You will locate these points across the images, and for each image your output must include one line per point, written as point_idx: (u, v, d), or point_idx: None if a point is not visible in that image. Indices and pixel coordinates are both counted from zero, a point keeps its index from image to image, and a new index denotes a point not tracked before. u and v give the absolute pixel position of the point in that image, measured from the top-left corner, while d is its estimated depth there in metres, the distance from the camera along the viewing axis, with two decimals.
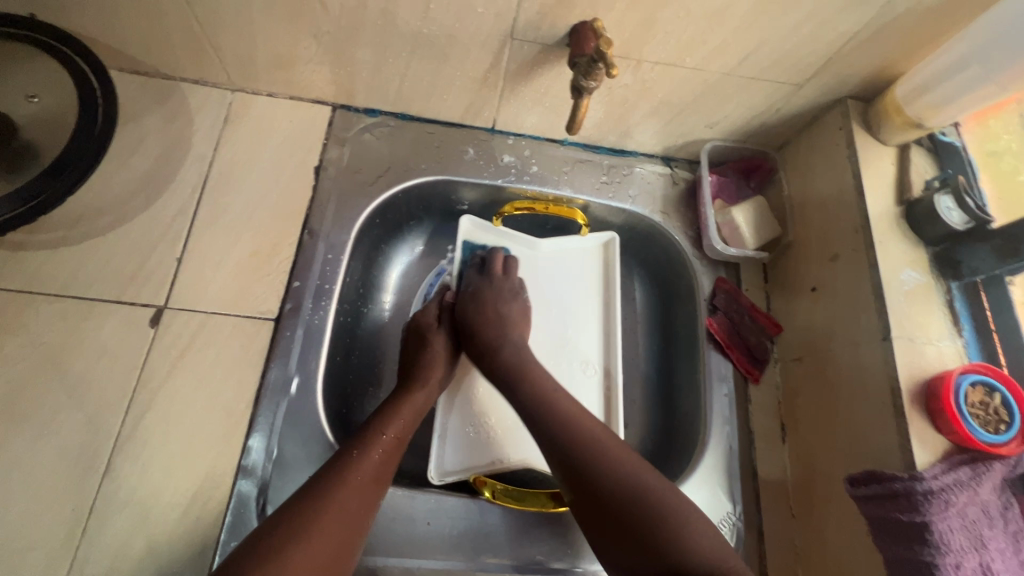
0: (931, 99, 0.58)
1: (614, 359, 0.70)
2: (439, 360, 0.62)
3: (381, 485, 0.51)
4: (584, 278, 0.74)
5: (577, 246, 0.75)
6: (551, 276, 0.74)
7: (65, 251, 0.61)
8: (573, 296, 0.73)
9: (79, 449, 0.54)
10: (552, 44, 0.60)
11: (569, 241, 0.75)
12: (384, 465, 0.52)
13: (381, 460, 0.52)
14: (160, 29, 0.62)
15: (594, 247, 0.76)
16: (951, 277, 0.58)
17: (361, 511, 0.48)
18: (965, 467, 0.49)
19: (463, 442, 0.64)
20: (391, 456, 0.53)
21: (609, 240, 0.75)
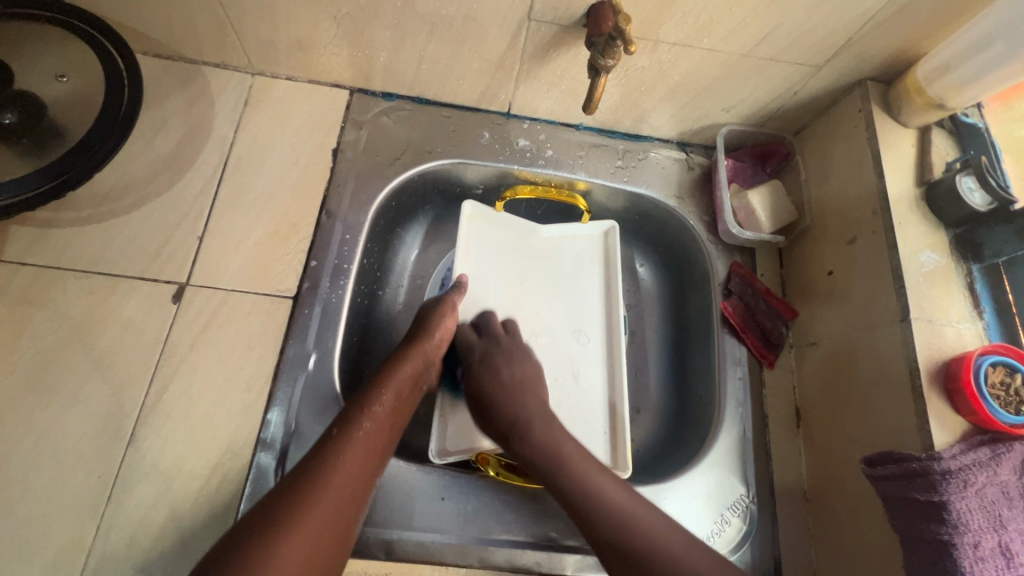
0: (954, 79, 0.57)
1: (616, 336, 0.71)
2: (438, 327, 0.60)
3: (379, 457, 0.50)
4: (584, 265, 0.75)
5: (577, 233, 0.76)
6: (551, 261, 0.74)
7: (91, 228, 0.62)
8: (568, 284, 0.74)
9: (106, 419, 0.55)
10: (569, 25, 0.60)
11: (569, 229, 0.76)
12: (399, 416, 0.54)
13: (375, 431, 0.50)
14: (184, 11, 0.63)
15: (593, 233, 0.76)
16: (972, 259, 0.58)
17: (379, 458, 0.50)
18: (984, 447, 0.48)
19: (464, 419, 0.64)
20: (386, 428, 0.51)
21: (610, 228, 0.75)
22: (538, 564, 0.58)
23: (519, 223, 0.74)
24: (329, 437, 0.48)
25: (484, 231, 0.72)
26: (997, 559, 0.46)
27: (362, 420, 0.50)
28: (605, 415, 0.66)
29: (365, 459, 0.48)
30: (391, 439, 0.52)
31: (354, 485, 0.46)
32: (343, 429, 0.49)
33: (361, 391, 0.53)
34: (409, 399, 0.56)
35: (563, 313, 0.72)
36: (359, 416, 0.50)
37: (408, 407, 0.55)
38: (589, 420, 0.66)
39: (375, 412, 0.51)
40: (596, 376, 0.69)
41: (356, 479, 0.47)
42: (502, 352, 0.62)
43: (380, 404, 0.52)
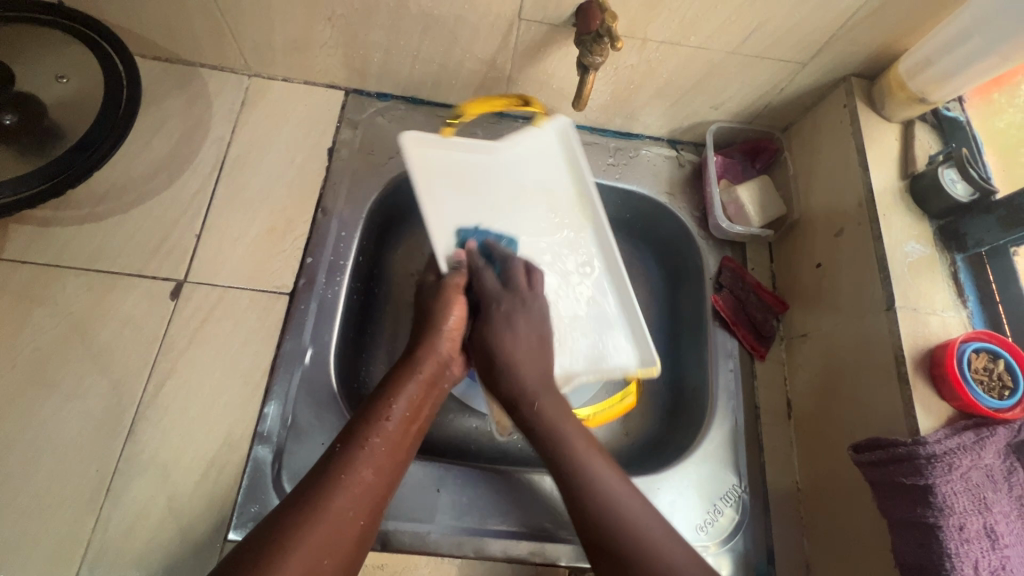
0: (935, 73, 0.58)
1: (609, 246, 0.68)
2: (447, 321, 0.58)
3: (394, 462, 0.50)
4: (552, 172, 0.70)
5: (540, 139, 0.70)
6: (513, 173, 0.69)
7: (90, 227, 0.63)
8: (541, 186, 0.69)
9: (104, 413, 0.56)
10: (558, 24, 0.61)
11: (521, 136, 0.69)
12: (411, 426, 0.53)
13: (389, 438, 0.50)
14: (182, 14, 0.64)
15: (552, 134, 0.70)
16: (956, 250, 0.59)
17: (389, 471, 0.50)
18: (968, 431, 0.49)
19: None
20: (402, 433, 0.51)
21: (563, 125, 0.69)
22: (531, 552, 0.59)
23: (469, 142, 0.67)
24: (333, 454, 0.48)
25: (446, 169, 0.66)
26: (983, 541, 0.47)
27: (369, 435, 0.49)
28: (620, 310, 0.66)
29: (372, 477, 0.48)
30: (403, 452, 0.51)
31: (359, 503, 0.46)
32: (348, 445, 0.49)
33: (372, 401, 0.53)
34: (424, 406, 0.55)
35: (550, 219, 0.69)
36: (365, 432, 0.50)
37: (422, 416, 0.54)
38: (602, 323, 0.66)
39: (384, 426, 0.50)
40: (601, 274, 0.68)
41: (361, 496, 0.47)
42: (522, 312, 0.58)
43: (391, 417, 0.51)
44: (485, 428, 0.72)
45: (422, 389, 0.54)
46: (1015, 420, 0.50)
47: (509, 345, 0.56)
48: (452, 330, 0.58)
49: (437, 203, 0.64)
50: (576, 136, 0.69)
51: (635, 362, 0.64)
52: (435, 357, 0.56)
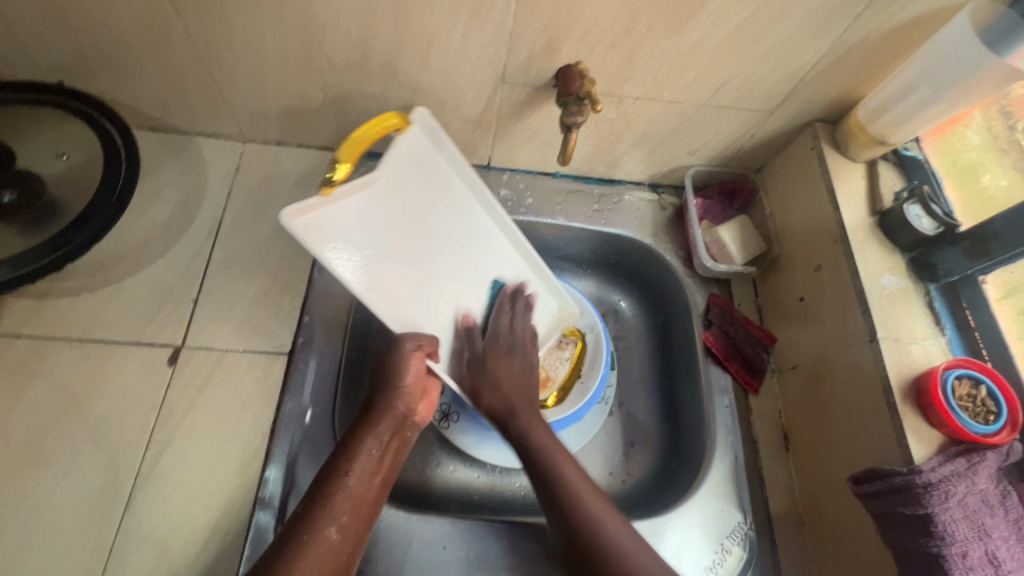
0: (890, 118, 0.63)
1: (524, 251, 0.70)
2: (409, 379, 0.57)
3: (360, 510, 0.52)
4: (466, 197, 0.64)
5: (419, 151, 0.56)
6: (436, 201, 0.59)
7: (87, 297, 0.64)
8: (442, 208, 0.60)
9: (101, 487, 0.55)
10: (540, 85, 0.65)
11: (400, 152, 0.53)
12: (376, 478, 0.55)
13: (358, 485, 0.53)
14: (179, 88, 0.67)
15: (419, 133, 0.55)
16: (929, 279, 0.62)
17: (357, 528, 0.52)
18: (960, 458, 0.51)
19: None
20: (371, 482, 0.54)
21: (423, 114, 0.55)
22: None
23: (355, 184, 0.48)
24: (297, 517, 0.50)
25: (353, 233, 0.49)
26: (986, 567, 0.48)
27: (333, 494, 0.51)
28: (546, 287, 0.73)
29: (338, 535, 0.50)
30: (369, 506, 0.53)
31: (324, 563, 0.48)
32: (311, 506, 0.50)
33: (336, 455, 0.55)
34: (387, 458, 0.56)
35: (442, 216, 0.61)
36: (330, 490, 0.51)
37: (388, 468, 0.56)
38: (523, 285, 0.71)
39: (347, 484, 0.52)
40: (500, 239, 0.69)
41: (327, 555, 0.48)
42: (510, 355, 0.65)
43: (355, 474, 0.53)
44: (486, 477, 0.72)
45: (383, 443, 0.56)
46: (1002, 443, 0.51)
47: (499, 369, 0.63)
48: (413, 385, 0.58)
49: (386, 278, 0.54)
50: (448, 136, 0.58)
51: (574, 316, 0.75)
52: (393, 416, 0.58)
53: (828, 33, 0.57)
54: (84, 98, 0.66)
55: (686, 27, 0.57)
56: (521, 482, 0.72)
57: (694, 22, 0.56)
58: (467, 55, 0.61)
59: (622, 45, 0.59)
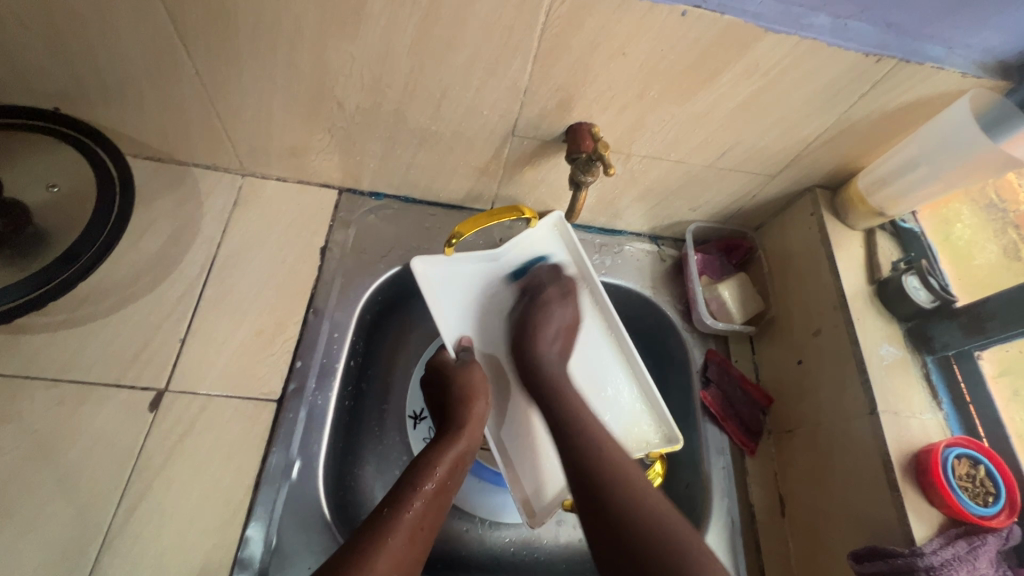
0: (890, 191, 0.65)
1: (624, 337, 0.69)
2: (481, 396, 0.62)
3: (433, 520, 0.52)
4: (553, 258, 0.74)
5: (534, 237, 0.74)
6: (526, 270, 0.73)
7: (66, 334, 0.60)
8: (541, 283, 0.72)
9: (67, 544, 0.51)
10: (549, 139, 0.65)
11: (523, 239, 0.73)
12: (444, 496, 0.55)
13: (425, 505, 0.52)
14: (182, 122, 0.66)
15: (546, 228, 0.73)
16: (925, 351, 0.63)
17: (424, 539, 0.50)
18: (961, 541, 0.51)
19: (531, 467, 0.64)
20: (438, 502, 0.53)
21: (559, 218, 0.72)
22: None
23: (467, 258, 0.70)
24: (381, 517, 0.49)
25: (446, 282, 0.70)
26: None
27: (413, 500, 0.51)
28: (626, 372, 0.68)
29: (409, 538, 0.49)
30: (434, 518, 0.53)
31: (398, 565, 0.47)
32: (394, 510, 0.50)
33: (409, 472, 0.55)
34: (459, 470, 0.58)
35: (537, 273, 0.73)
36: (410, 495, 0.52)
37: (456, 484, 0.57)
38: (612, 374, 0.69)
39: (425, 490, 0.53)
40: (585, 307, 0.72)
41: (400, 559, 0.47)
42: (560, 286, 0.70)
43: (432, 482, 0.54)
44: (475, 530, 0.70)
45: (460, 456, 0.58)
46: (1001, 527, 0.51)
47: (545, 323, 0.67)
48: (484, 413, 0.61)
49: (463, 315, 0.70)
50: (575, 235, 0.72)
51: (659, 441, 0.65)
52: (474, 431, 0.60)
53: (833, 108, 0.59)
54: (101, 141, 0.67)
55: (698, 95, 0.58)
56: (510, 537, 0.71)
57: (706, 91, 0.57)
58: (479, 109, 0.61)
59: (633, 108, 0.60)
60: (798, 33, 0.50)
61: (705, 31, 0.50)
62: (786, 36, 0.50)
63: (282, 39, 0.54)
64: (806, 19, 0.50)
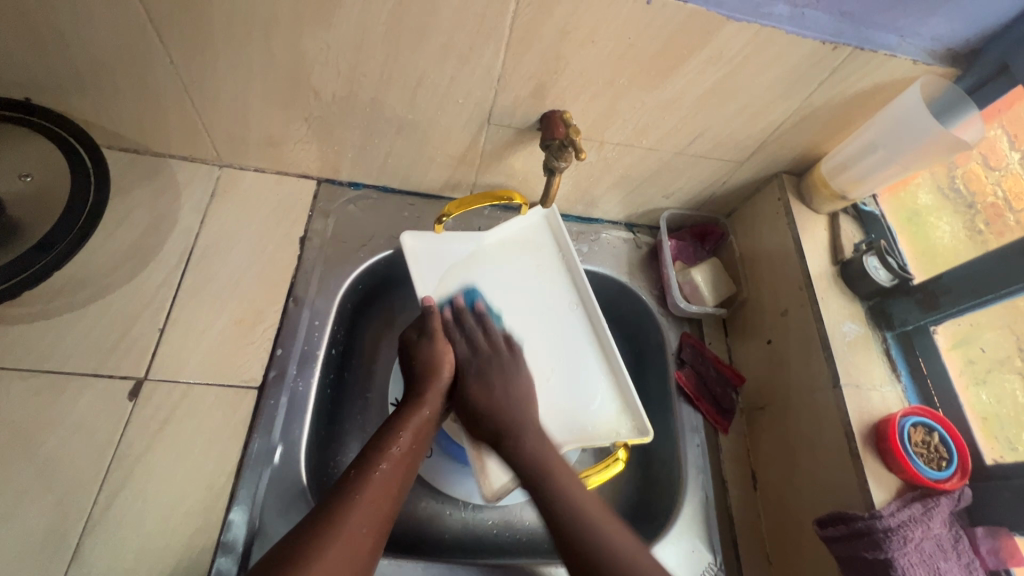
0: (852, 174, 0.67)
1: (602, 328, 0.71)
2: (446, 365, 0.64)
3: (403, 478, 0.55)
4: (537, 248, 0.76)
5: (521, 228, 0.77)
6: (510, 258, 0.75)
7: (42, 324, 0.60)
8: (524, 271, 0.74)
9: (46, 532, 0.52)
10: (524, 128, 0.67)
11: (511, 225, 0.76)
12: (414, 457, 0.57)
13: (392, 468, 0.54)
14: (157, 112, 0.66)
15: (534, 220, 0.77)
16: (886, 327, 0.66)
17: (393, 497, 0.53)
18: (917, 503, 0.53)
19: (497, 440, 0.64)
20: (407, 462, 0.56)
21: (546, 211, 0.76)
22: None
23: (455, 236, 0.73)
24: (348, 480, 0.52)
25: (432, 254, 0.72)
26: None
27: (379, 462, 0.54)
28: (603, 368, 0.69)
29: (379, 496, 0.52)
30: (403, 476, 0.55)
31: (367, 522, 0.49)
32: (360, 472, 0.53)
33: (378, 435, 0.57)
34: (426, 432, 0.60)
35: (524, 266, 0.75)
36: (375, 458, 0.54)
37: (424, 447, 0.59)
38: (586, 362, 0.70)
39: (391, 453, 0.55)
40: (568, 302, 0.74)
41: (370, 516, 0.50)
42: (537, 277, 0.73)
43: (397, 446, 0.56)
44: (459, 513, 0.72)
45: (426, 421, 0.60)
46: (954, 489, 0.55)
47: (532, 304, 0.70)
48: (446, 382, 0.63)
49: (441, 287, 0.71)
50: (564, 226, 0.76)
51: (628, 431, 0.66)
52: (438, 397, 0.62)
53: (795, 95, 0.61)
54: (75, 132, 0.67)
55: (666, 83, 0.60)
56: (492, 518, 0.73)
57: (673, 79, 0.59)
58: (454, 97, 0.62)
59: (604, 96, 0.61)
60: (758, 22, 0.52)
61: (670, 19, 0.52)
62: (747, 24, 0.52)
63: (255, 28, 0.55)
64: (765, 7, 0.52)
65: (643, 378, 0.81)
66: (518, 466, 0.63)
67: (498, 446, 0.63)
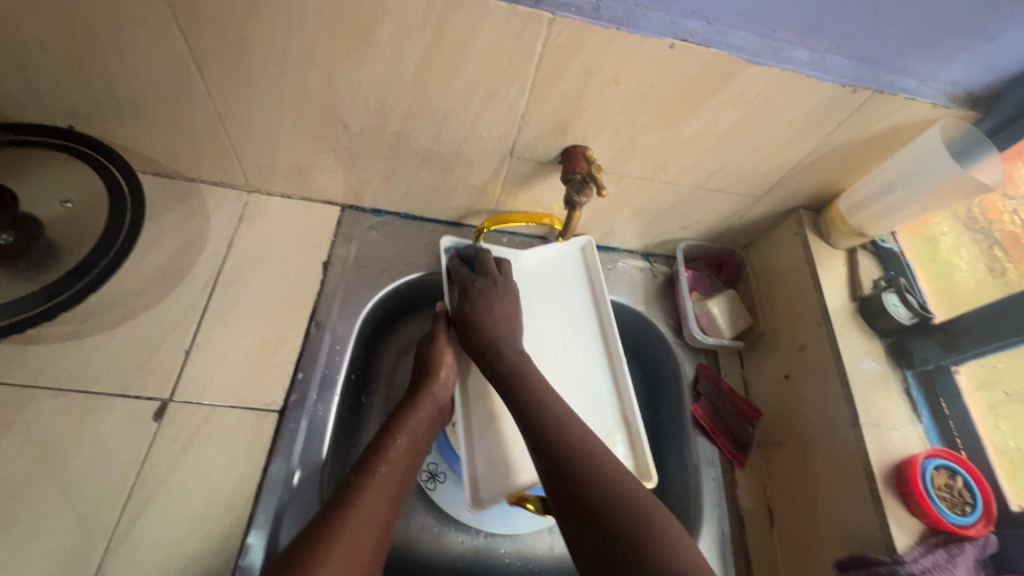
0: (870, 213, 0.68)
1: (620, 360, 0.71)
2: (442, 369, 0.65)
3: (401, 479, 0.55)
4: (569, 278, 0.77)
5: (557, 256, 0.79)
6: (543, 282, 0.76)
7: (74, 344, 0.62)
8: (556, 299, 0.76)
9: (69, 551, 0.52)
10: (546, 161, 0.68)
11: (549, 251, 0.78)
12: (412, 459, 0.58)
13: (390, 469, 0.55)
14: (191, 140, 0.68)
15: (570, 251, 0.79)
16: (905, 365, 0.65)
17: (393, 499, 0.53)
18: (940, 549, 0.53)
19: (488, 450, 0.63)
20: (404, 465, 0.57)
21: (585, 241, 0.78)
22: None
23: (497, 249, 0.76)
24: (349, 484, 0.52)
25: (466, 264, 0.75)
26: None
27: (378, 465, 0.54)
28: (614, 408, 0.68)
29: (379, 497, 0.52)
30: (402, 477, 0.56)
31: (371, 521, 0.50)
32: (361, 474, 0.53)
33: (377, 438, 0.58)
34: (421, 437, 0.61)
35: (554, 299, 0.75)
36: (374, 461, 0.55)
37: (421, 451, 0.60)
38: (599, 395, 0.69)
39: (390, 456, 0.56)
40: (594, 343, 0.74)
41: (372, 516, 0.50)
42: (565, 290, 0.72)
43: (395, 448, 0.57)
44: (472, 542, 0.72)
45: (421, 425, 0.61)
46: (979, 536, 0.54)
47: None
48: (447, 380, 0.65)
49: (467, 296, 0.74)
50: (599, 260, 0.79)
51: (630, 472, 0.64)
52: (432, 402, 0.63)
53: (814, 135, 0.62)
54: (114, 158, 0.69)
55: (686, 121, 0.61)
56: (506, 548, 0.72)
57: (693, 118, 0.60)
58: (478, 131, 0.64)
59: (624, 133, 0.63)
60: (778, 66, 0.53)
61: (692, 62, 0.53)
62: (767, 68, 0.54)
63: (292, 65, 0.57)
64: (786, 52, 0.53)
65: (660, 408, 0.81)
66: (507, 479, 0.62)
67: (490, 457, 0.63)
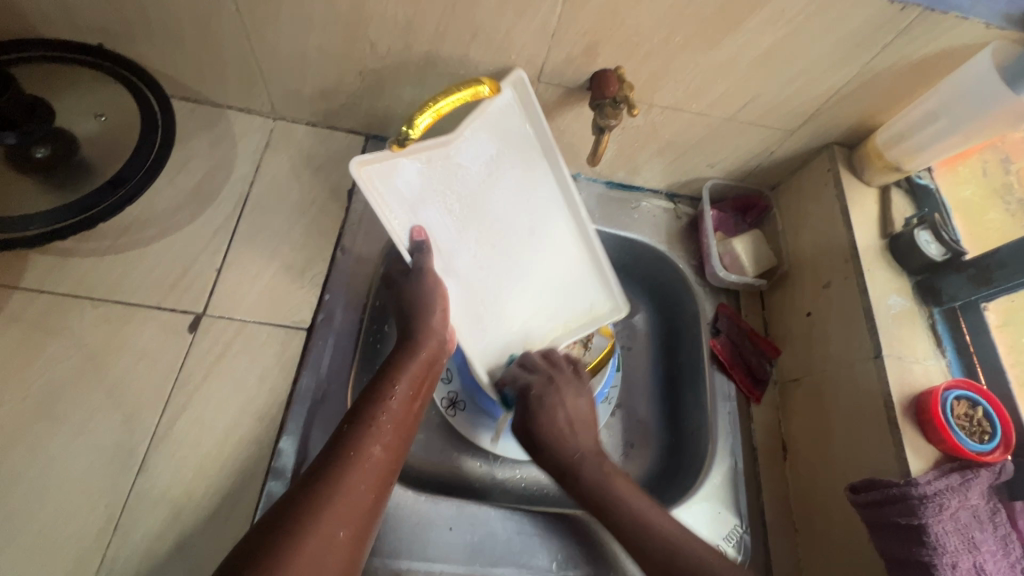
0: (908, 145, 0.66)
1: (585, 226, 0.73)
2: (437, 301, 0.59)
3: (400, 426, 0.54)
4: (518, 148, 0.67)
5: (494, 117, 0.63)
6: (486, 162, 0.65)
7: (110, 258, 0.64)
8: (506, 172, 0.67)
9: (115, 446, 0.56)
10: (574, 87, 0.67)
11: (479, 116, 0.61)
12: (414, 403, 0.56)
13: (390, 418, 0.53)
14: (218, 61, 0.68)
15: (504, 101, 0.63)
16: (933, 303, 0.65)
17: (393, 448, 0.53)
18: (955, 474, 0.53)
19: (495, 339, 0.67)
20: (405, 411, 0.55)
21: (520, 81, 0.62)
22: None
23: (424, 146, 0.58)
24: (345, 433, 0.51)
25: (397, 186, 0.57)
26: None
27: (378, 414, 0.53)
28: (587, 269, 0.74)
29: (378, 447, 0.51)
30: (408, 425, 0.55)
31: (372, 474, 0.50)
32: (356, 424, 0.52)
33: (377, 383, 0.56)
34: (425, 384, 0.58)
35: (508, 181, 0.67)
36: (372, 410, 0.53)
37: (426, 393, 0.59)
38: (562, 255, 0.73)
39: (390, 404, 0.54)
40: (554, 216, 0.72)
41: (372, 469, 0.50)
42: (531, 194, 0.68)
43: (395, 396, 0.55)
44: (489, 465, 0.75)
45: (421, 373, 0.58)
46: (994, 462, 0.54)
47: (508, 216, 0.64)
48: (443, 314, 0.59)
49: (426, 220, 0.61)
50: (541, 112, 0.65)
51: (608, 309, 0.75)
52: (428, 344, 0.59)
53: (854, 60, 0.60)
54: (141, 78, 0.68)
55: (723, 43, 0.59)
56: (523, 475, 0.75)
57: (730, 39, 0.58)
58: (507, 52, 0.63)
59: (657, 55, 0.61)
60: None
61: None
62: None
63: None
64: None
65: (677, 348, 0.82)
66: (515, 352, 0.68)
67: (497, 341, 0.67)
